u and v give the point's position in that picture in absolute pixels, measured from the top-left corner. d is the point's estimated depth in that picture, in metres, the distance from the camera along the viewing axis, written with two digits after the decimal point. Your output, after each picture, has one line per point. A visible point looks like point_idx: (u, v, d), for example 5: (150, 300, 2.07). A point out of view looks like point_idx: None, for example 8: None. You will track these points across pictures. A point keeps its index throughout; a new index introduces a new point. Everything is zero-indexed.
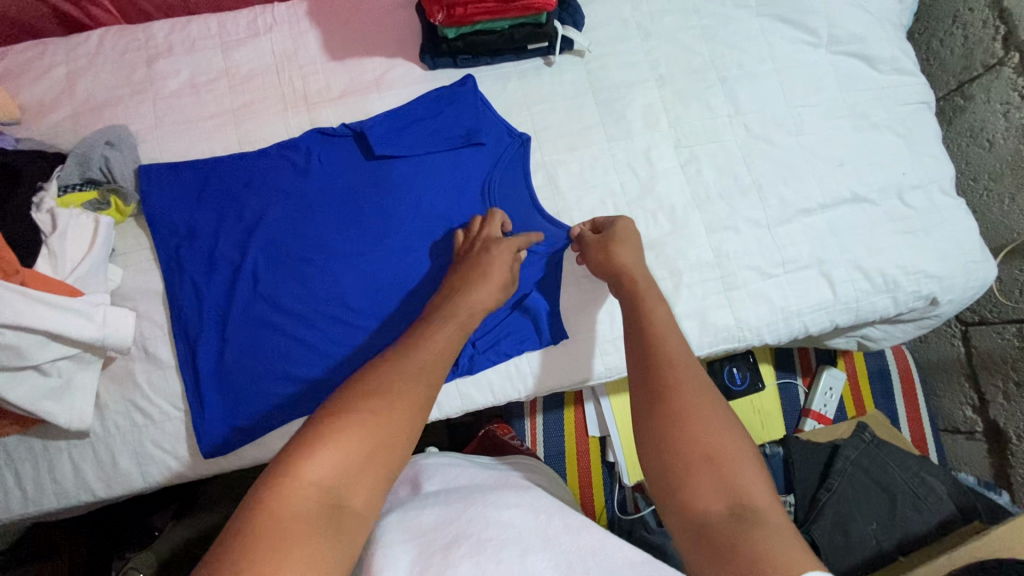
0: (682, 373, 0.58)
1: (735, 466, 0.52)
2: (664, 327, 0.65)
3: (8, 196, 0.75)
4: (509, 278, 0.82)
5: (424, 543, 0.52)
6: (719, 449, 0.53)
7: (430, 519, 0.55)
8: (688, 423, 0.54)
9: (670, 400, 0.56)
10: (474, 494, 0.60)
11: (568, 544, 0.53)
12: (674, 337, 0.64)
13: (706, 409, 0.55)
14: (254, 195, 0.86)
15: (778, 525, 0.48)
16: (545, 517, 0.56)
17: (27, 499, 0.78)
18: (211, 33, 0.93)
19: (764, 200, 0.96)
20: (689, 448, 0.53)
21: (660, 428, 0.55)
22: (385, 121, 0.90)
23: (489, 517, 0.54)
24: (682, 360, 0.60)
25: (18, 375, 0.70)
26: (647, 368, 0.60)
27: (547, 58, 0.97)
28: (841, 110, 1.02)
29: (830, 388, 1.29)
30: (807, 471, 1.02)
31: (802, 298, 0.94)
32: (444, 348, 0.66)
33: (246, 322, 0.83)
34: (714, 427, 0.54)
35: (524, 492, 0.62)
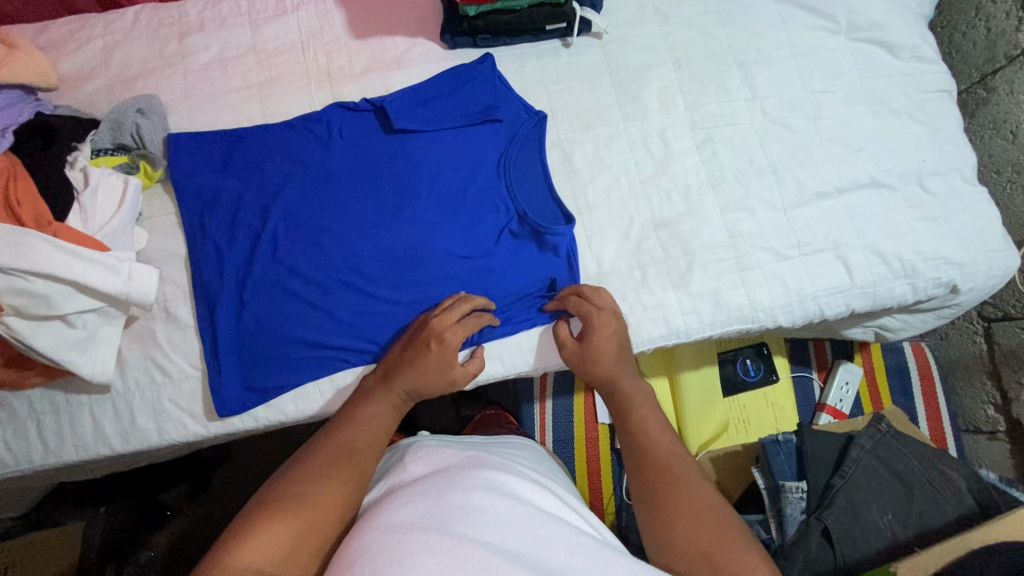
0: (669, 473, 0.67)
1: (729, 552, 0.57)
2: (651, 422, 0.75)
3: (41, 153, 0.77)
4: (450, 370, 0.81)
5: (405, 533, 0.52)
6: (711, 542, 0.59)
7: (411, 510, 0.56)
8: (681, 523, 0.61)
9: (663, 499, 0.64)
10: (453, 479, 0.60)
11: (547, 530, 0.54)
12: (660, 434, 0.73)
13: (694, 506, 0.63)
14: (276, 165, 0.88)
15: None
16: (527, 506, 0.57)
17: (47, 450, 0.80)
18: (240, 11, 0.96)
19: (780, 183, 0.96)
20: (684, 546, 0.60)
21: (657, 528, 0.63)
22: (405, 97, 0.92)
23: (467, 502, 0.55)
24: (672, 459, 0.69)
25: (46, 324, 0.73)
26: (644, 470, 0.68)
27: (565, 40, 0.99)
28: (859, 96, 1.02)
29: (845, 383, 1.27)
30: (822, 460, 0.99)
31: (818, 281, 0.93)
32: (382, 426, 0.74)
33: (264, 287, 0.85)
34: (702, 523, 0.61)
35: (507, 475, 0.63)
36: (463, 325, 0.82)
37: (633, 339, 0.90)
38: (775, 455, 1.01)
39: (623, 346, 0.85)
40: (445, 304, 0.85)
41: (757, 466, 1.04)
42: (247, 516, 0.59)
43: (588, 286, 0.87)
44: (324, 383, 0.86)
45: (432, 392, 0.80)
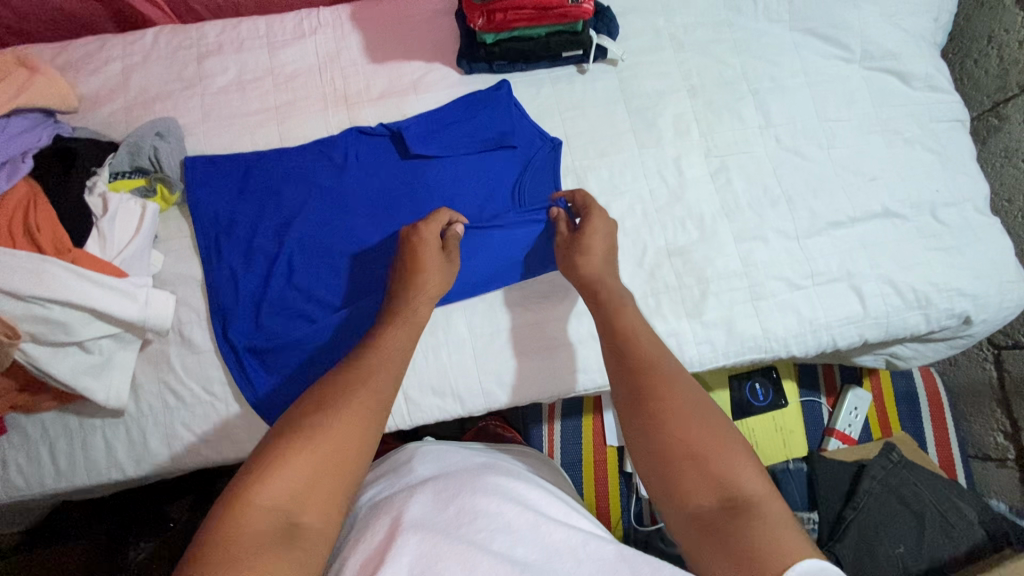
0: (657, 377, 0.64)
1: (723, 462, 0.56)
2: (635, 325, 0.72)
3: (63, 178, 0.78)
4: (447, 260, 0.83)
5: (413, 530, 0.53)
6: (702, 446, 0.57)
7: (420, 509, 0.57)
8: (672, 426, 0.59)
9: (648, 403, 0.61)
10: (463, 483, 0.60)
11: (557, 538, 0.54)
12: (646, 339, 0.69)
13: (683, 408, 0.60)
14: (292, 189, 0.89)
15: (770, 506, 0.53)
16: (537, 512, 0.57)
17: (59, 474, 0.81)
18: (259, 34, 0.96)
19: (793, 212, 0.96)
20: (674, 448, 0.58)
21: (645, 431, 0.60)
22: (421, 123, 0.92)
23: (476, 505, 0.56)
24: (659, 364, 0.65)
25: (61, 349, 0.73)
26: (628, 372, 0.65)
27: (581, 66, 0.99)
28: (873, 125, 1.02)
29: (855, 409, 1.27)
30: (833, 491, 0.99)
31: (831, 311, 0.93)
32: (400, 347, 0.71)
33: (279, 311, 0.85)
34: (697, 429, 0.59)
35: (515, 480, 0.63)
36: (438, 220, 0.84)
37: None
38: (787, 484, 0.99)
39: (613, 240, 0.85)
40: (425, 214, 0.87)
41: None
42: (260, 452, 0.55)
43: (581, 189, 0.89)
44: None
45: (441, 282, 0.81)
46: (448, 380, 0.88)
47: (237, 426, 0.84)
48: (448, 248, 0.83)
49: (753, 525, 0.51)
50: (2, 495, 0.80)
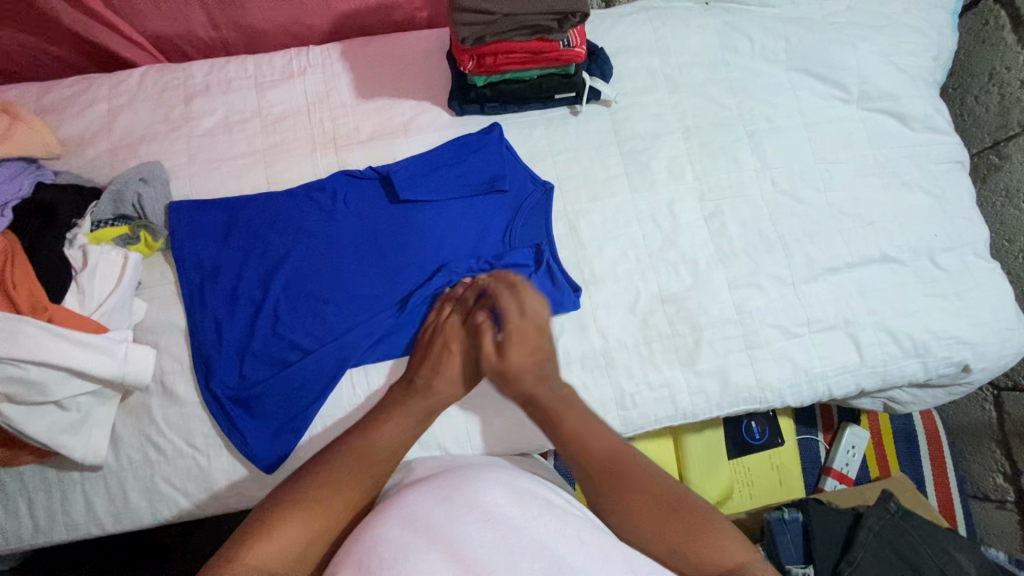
0: (623, 475, 0.69)
1: (701, 538, 0.63)
2: (578, 420, 0.72)
3: (44, 231, 0.76)
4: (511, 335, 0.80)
5: (405, 526, 0.55)
6: (680, 540, 0.64)
7: (417, 504, 0.58)
8: (649, 527, 0.65)
9: (624, 507, 0.67)
10: (461, 476, 0.62)
11: (551, 530, 0.55)
12: (594, 436, 0.71)
13: (651, 502, 0.67)
14: (279, 235, 0.87)
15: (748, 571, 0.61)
16: (533, 503, 0.58)
17: (37, 528, 0.79)
18: (247, 74, 0.95)
19: (789, 258, 0.95)
20: (658, 546, 0.64)
21: (628, 529, 0.66)
22: (411, 166, 0.91)
23: (474, 500, 0.57)
24: (619, 454, 0.71)
25: (38, 409, 0.71)
26: (591, 472, 0.69)
27: (574, 108, 0.98)
28: (871, 167, 1.01)
29: (852, 447, 1.25)
30: (827, 543, 0.96)
31: (827, 361, 0.91)
32: (397, 434, 0.73)
33: (263, 360, 0.83)
34: (672, 521, 0.65)
35: (512, 474, 0.65)
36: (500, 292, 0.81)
37: (639, 419, 0.88)
38: (781, 534, 0.97)
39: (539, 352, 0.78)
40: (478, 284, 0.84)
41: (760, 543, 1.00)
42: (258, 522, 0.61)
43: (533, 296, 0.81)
44: None
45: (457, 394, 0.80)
46: (435, 433, 0.86)
47: (219, 479, 0.82)
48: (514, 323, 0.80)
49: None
50: None
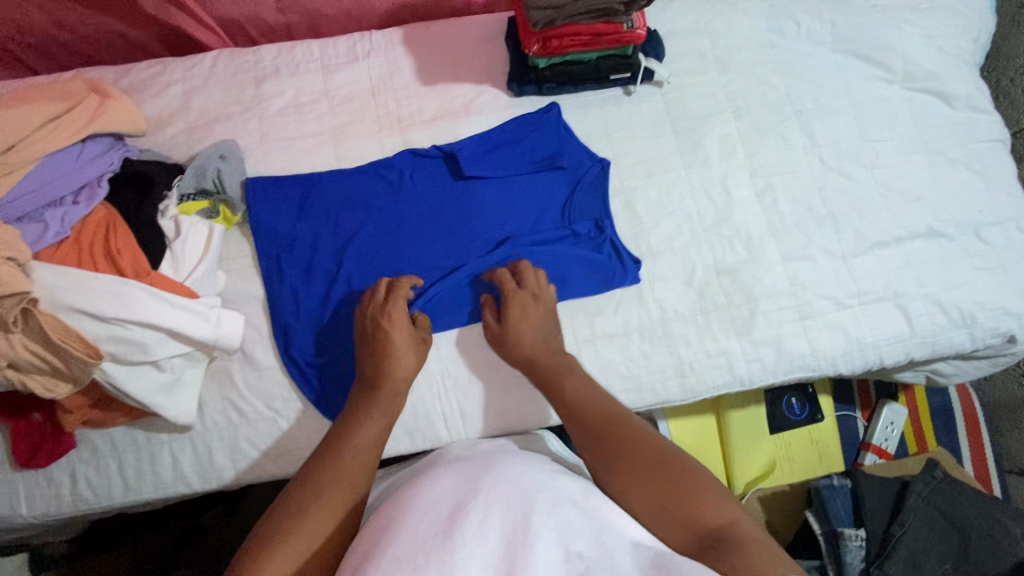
0: (618, 433, 0.72)
1: (696, 499, 0.64)
2: (586, 391, 0.78)
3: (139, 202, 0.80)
4: (540, 310, 0.86)
5: (422, 507, 0.59)
6: (670, 493, 0.64)
7: (436, 486, 0.62)
8: (640, 481, 0.66)
9: (619, 461, 0.69)
10: (479, 467, 0.65)
11: (572, 519, 0.57)
12: (589, 393, 0.78)
13: (646, 458, 0.68)
14: (349, 211, 0.92)
15: (740, 532, 0.60)
16: (555, 494, 0.60)
17: (128, 488, 0.83)
18: (314, 57, 0.99)
19: (839, 232, 0.98)
20: (648, 501, 0.65)
21: (624, 485, 0.67)
22: (474, 144, 0.95)
23: (490, 487, 0.60)
24: (617, 418, 0.74)
25: (139, 368, 0.75)
26: (592, 434, 0.73)
27: (627, 88, 1.01)
28: (915, 145, 1.03)
29: (891, 423, 1.28)
30: (877, 507, 0.99)
31: (878, 330, 0.94)
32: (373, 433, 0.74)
33: (338, 328, 0.87)
34: (661, 478, 0.66)
35: (535, 462, 0.68)
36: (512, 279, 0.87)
37: (698, 386, 0.91)
38: (832, 499, 1.00)
39: (538, 326, 0.85)
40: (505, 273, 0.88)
41: (810, 510, 1.02)
42: (261, 535, 0.62)
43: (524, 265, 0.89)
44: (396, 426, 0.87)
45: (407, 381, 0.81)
46: (503, 398, 0.89)
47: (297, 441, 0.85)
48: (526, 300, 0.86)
49: (740, 546, 0.58)
50: (74, 508, 0.83)
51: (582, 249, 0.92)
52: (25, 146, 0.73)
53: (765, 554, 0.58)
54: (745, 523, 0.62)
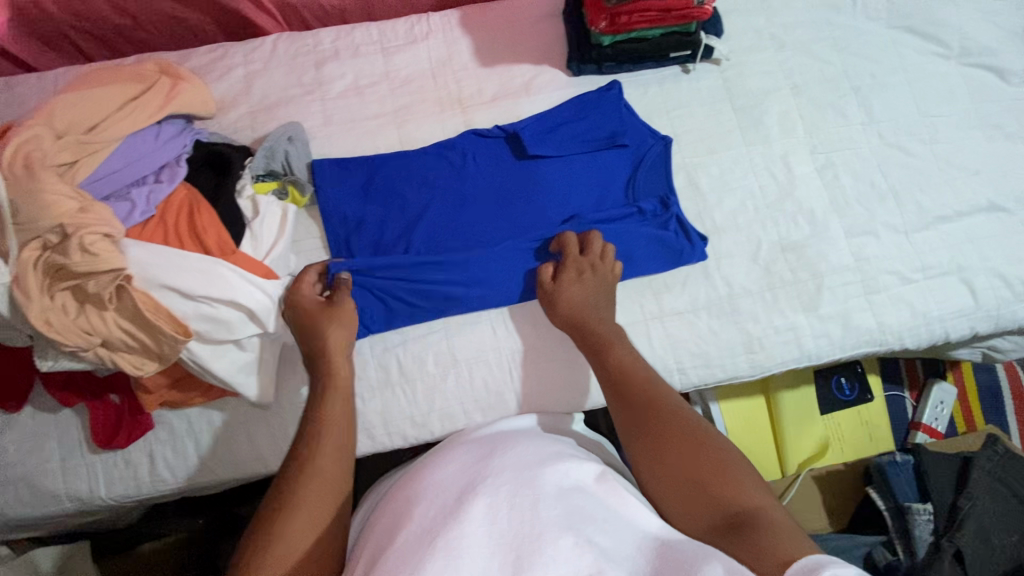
0: (652, 402, 0.68)
1: (724, 480, 0.60)
2: (626, 360, 0.74)
3: (218, 184, 0.80)
4: (598, 278, 0.85)
5: (441, 491, 0.59)
6: (699, 471, 0.61)
7: (459, 470, 0.62)
8: (670, 453, 0.63)
9: (651, 431, 0.66)
10: (497, 449, 0.65)
11: (583, 504, 0.56)
12: (630, 357, 0.75)
13: (677, 432, 0.64)
14: (414, 191, 0.91)
15: (773, 516, 0.56)
16: (563, 477, 0.59)
17: (206, 469, 0.83)
18: (372, 40, 0.99)
19: (901, 207, 0.97)
20: (675, 476, 0.62)
21: (651, 456, 0.64)
22: (536, 123, 0.95)
23: (500, 470, 0.59)
24: (652, 387, 0.70)
25: (223, 347, 0.75)
26: (626, 401, 0.70)
27: (686, 66, 1.01)
28: (973, 120, 1.03)
29: (941, 402, 1.27)
30: (943, 482, 0.99)
31: (943, 304, 0.94)
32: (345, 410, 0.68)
33: (408, 308, 0.87)
34: (691, 455, 0.62)
35: (543, 443, 0.66)
36: (585, 243, 0.87)
37: (767, 361, 0.91)
38: (895, 477, 1.01)
39: (597, 291, 0.84)
40: (573, 236, 0.87)
41: (872, 487, 1.03)
42: (255, 529, 0.58)
43: (592, 234, 0.88)
44: (468, 404, 0.87)
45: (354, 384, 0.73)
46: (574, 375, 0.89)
47: (371, 419, 0.86)
48: (601, 260, 0.86)
49: (761, 534, 0.54)
50: (151, 489, 0.83)
51: (648, 226, 0.92)
52: (107, 126, 0.73)
53: (801, 540, 0.53)
54: (775, 510, 0.57)
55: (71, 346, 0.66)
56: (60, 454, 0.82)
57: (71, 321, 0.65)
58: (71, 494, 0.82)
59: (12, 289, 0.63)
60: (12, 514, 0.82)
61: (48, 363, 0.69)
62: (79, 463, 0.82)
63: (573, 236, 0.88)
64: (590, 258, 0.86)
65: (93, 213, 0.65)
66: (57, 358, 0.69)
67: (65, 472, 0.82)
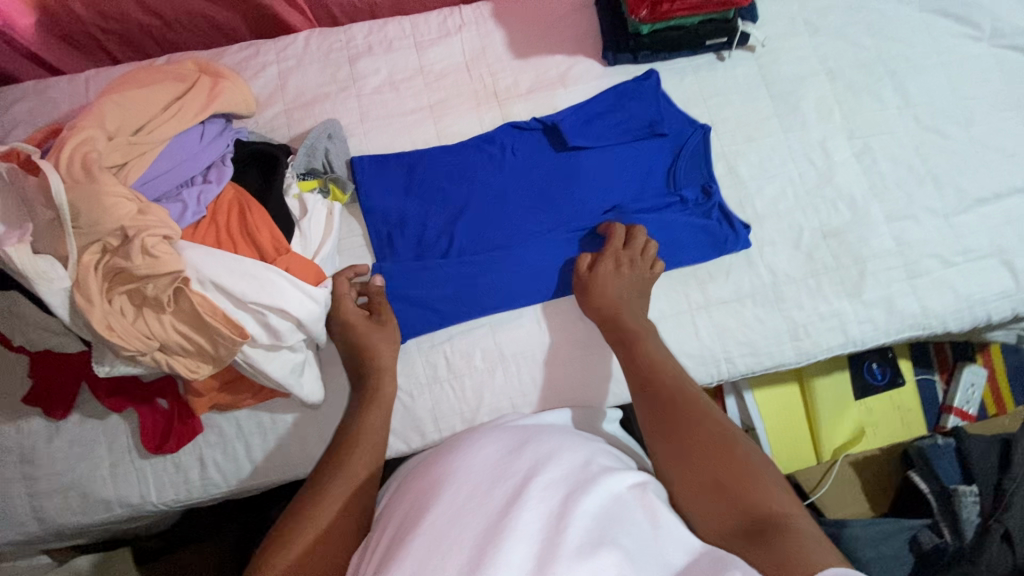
0: (680, 403, 0.66)
1: (748, 486, 0.57)
2: (656, 360, 0.73)
3: (265, 188, 0.80)
4: (635, 273, 0.84)
5: (467, 475, 0.54)
6: (724, 474, 0.58)
7: (485, 453, 0.57)
8: (695, 455, 0.61)
9: (678, 430, 0.63)
10: (530, 436, 0.60)
11: (611, 505, 0.51)
12: (660, 354, 0.74)
13: (704, 435, 0.62)
14: (455, 186, 0.90)
15: (798, 524, 0.52)
16: (595, 475, 0.54)
17: (256, 471, 0.82)
18: (405, 34, 0.98)
19: (940, 190, 0.97)
20: (698, 477, 0.59)
21: (675, 456, 0.62)
22: (574, 114, 0.94)
23: (530, 461, 0.54)
24: (681, 389, 0.68)
25: (274, 351, 0.74)
26: (653, 399, 0.68)
27: (720, 54, 1.00)
28: (1007, 102, 1.02)
29: (971, 385, 1.28)
30: (986, 463, 1.00)
31: (985, 287, 0.94)
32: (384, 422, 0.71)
33: (454, 304, 0.86)
34: (716, 457, 0.60)
35: (576, 437, 0.62)
36: (630, 236, 0.87)
37: (813, 348, 0.91)
38: (937, 459, 1.02)
39: (633, 284, 0.84)
40: (620, 231, 0.87)
41: (914, 470, 1.04)
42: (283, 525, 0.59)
43: (636, 227, 0.87)
44: (517, 398, 0.87)
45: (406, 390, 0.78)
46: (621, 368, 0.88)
47: (421, 416, 0.85)
48: (644, 252, 0.86)
49: (782, 540, 0.50)
50: (202, 493, 0.83)
51: (690, 216, 0.92)
52: (154, 128, 0.72)
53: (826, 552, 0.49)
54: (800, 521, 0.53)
55: (132, 350, 0.65)
56: (110, 460, 0.82)
57: (131, 325, 0.65)
58: (123, 500, 0.81)
59: (74, 295, 0.63)
60: (63, 523, 0.82)
61: (107, 367, 0.69)
62: (129, 469, 0.82)
63: (620, 230, 0.87)
64: (633, 250, 0.85)
65: (151, 215, 0.65)
66: (115, 363, 0.69)
67: (115, 479, 0.81)
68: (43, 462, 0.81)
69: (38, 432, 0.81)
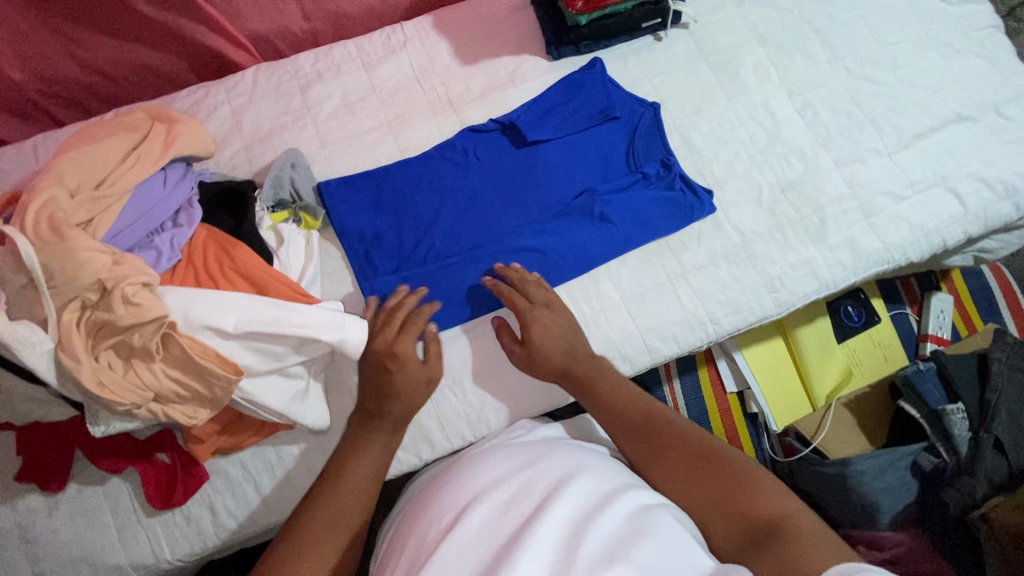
0: (662, 428, 0.68)
1: (741, 496, 0.59)
2: (626, 389, 0.74)
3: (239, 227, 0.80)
4: (564, 318, 0.82)
5: (478, 502, 0.56)
6: (718, 491, 0.60)
7: (491, 478, 0.59)
8: (684, 481, 0.63)
9: (666, 454, 0.65)
10: (535, 457, 0.62)
11: (623, 519, 0.52)
12: (618, 390, 0.74)
13: (687, 456, 0.64)
14: (424, 195, 0.91)
15: (797, 527, 0.55)
16: (604, 493, 0.55)
17: (270, 508, 0.81)
18: (352, 57, 0.99)
19: (880, 132, 1.02)
20: (693, 499, 0.61)
21: (671, 479, 0.63)
22: (528, 111, 0.97)
23: (538, 489, 0.56)
24: (658, 414, 0.70)
25: (274, 380, 0.74)
26: (636, 427, 0.69)
27: (657, 35, 1.05)
28: (924, 43, 1.08)
29: (941, 311, 1.35)
30: (967, 382, 1.05)
31: (936, 215, 0.99)
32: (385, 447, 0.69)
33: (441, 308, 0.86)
34: (705, 481, 0.62)
35: (583, 452, 0.64)
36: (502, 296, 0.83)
37: (790, 297, 0.95)
38: (923, 384, 1.05)
39: (571, 341, 0.80)
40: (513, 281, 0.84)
41: (902, 399, 1.08)
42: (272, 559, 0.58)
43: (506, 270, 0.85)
44: (518, 392, 0.88)
45: None
46: (615, 345, 0.90)
47: (427, 424, 0.86)
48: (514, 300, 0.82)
49: (784, 547, 0.53)
50: (218, 540, 0.81)
51: (655, 189, 0.95)
52: (116, 179, 0.72)
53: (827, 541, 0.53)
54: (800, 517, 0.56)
55: (126, 404, 0.64)
56: (117, 525, 0.79)
57: (122, 379, 0.64)
58: (136, 563, 0.79)
59: (60, 355, 0.62)
60: None
61: (102, 427, 0.68)
62: (136, 530, 0.79)
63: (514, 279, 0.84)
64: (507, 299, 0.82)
65: (127, 264, 0.64)
66: (110, 421, 0.68)
67: (124, 542, 0.79)
68: (46, 539, 0.78)
69: (37, 508, 0.79)
